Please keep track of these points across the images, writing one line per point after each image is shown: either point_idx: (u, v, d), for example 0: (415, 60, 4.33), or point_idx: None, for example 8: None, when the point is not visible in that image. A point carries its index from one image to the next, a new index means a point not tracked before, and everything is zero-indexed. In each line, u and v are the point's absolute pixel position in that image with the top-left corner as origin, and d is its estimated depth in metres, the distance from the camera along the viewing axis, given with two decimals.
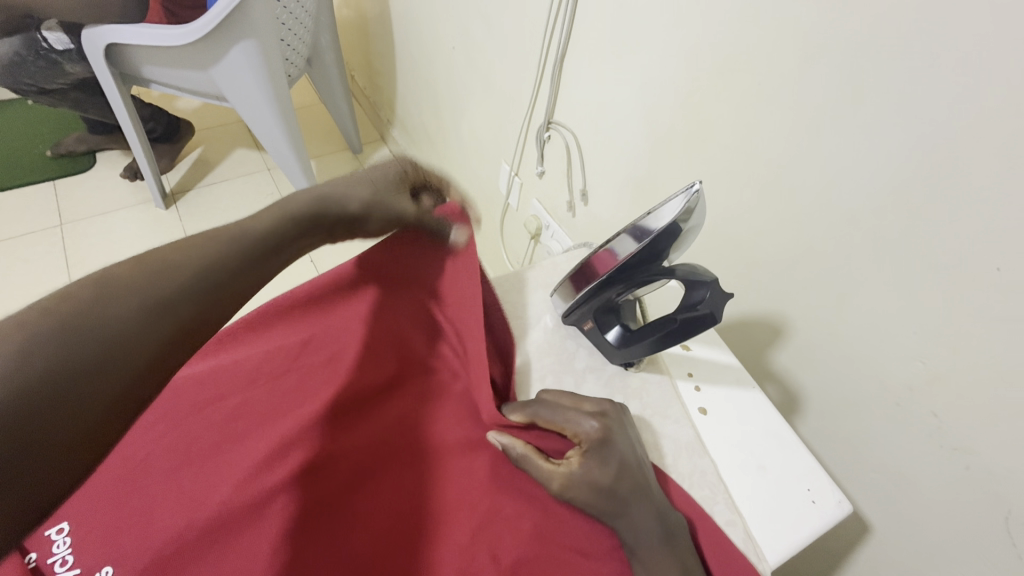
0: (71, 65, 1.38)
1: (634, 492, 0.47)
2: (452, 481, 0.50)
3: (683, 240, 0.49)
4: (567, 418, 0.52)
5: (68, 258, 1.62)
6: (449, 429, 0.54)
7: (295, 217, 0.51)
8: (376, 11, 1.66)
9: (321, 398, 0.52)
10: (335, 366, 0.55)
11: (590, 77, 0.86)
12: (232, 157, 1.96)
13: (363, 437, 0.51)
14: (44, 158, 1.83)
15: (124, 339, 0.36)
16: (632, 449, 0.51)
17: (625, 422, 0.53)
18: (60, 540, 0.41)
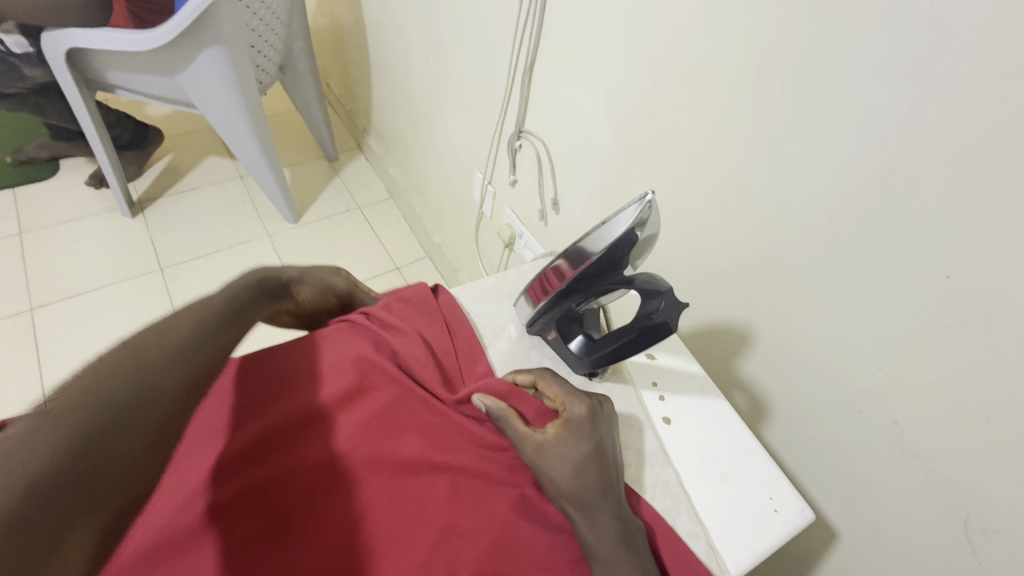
0: (30, 69, 1.33)
1: (601, 490, 0.48)
2: (408, 497, 0.48)
3: (641, 249, 0.48)
4: (559, 394, 0.55)
5: (27, 268, 1.56)
6: (408, 442, 0.52)
7: (252, 283, 0.58)
8: (351, 19, 1.66)
9: (275, 413, 0.50)
10: (290, 383, 0.53)
11: (559, 86, 0.86)
12: (203, 165, 1.92)
13: (319, 452, 0.49)
14: (4, 165, 1.76)
15: (156, 375, 0.40)
16: (611, 445, 0.52)
17: (609, 419, 0.54)
18: None
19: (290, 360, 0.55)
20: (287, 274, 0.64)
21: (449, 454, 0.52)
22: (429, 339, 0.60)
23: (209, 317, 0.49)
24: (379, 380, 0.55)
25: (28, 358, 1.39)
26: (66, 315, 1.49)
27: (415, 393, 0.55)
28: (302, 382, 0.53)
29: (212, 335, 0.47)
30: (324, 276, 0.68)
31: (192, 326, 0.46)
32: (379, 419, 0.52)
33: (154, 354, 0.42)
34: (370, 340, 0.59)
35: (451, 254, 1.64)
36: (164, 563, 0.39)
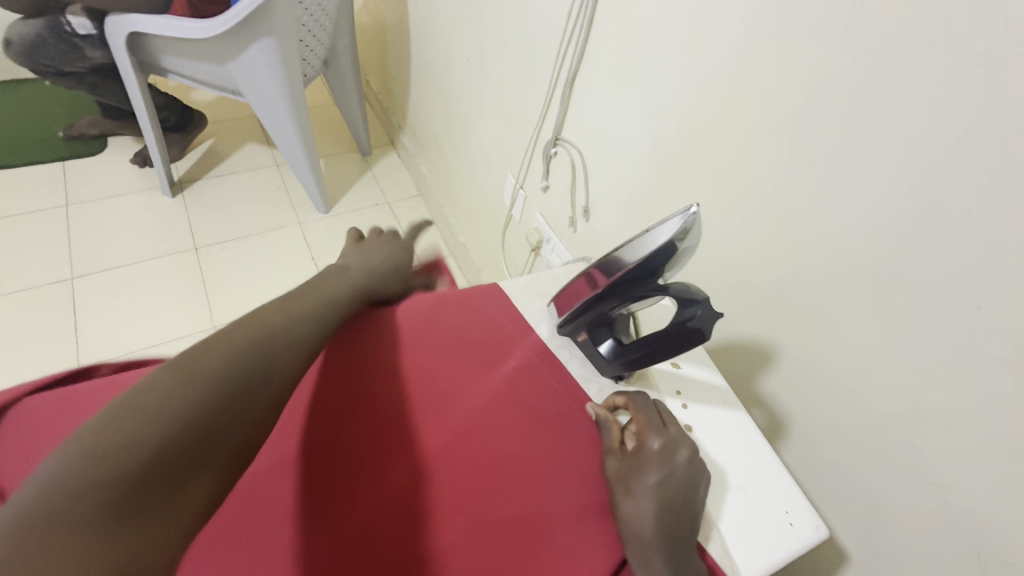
0: (91, 51, 1.39)
1: (667, 535, 0.48)
2: (441, 478, 0.52)
3: (678, 259, 0.50)
4: (645, 420, 0.56)
5: (71, 239, 1.63)
6: (444, 428, 0.55)
7: (352, 286, 0.63)
8: (396, 19, 1.70)
9: (332, 386, 0.56)
10: (355, 360, 0.58)
11: (601, 97, 0.88)
12: (242, 151, 1.98)
13: (366, 433, 0.53)
14: (56, 139, 1.84)
15: (271, 362, 0.47)
16: (690, 485, 0.52)
17: (694, 456, 0.54)
18: None
19: (357, 339, 0.60)
20: (371, 270, 0.70)
21: (488, 442, 0.56)
22: (490, 332, 0.66)
23: (320, 305, 0.57)
24: (468, 390, 0.59)
25: (67, 325, 1.45)
26: (104, 286, 1.55)
27: (464, 385, 0.60)
28: (365, 361, 0.59)
29: (319, 321, 0.55)
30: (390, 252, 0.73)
31: (305, 317, 0.54)
32: (426, 407, 0.57)
33: (273, 336, 0.49)
34: (436, 329, 0.64)
35: (475, 255, 1.67)
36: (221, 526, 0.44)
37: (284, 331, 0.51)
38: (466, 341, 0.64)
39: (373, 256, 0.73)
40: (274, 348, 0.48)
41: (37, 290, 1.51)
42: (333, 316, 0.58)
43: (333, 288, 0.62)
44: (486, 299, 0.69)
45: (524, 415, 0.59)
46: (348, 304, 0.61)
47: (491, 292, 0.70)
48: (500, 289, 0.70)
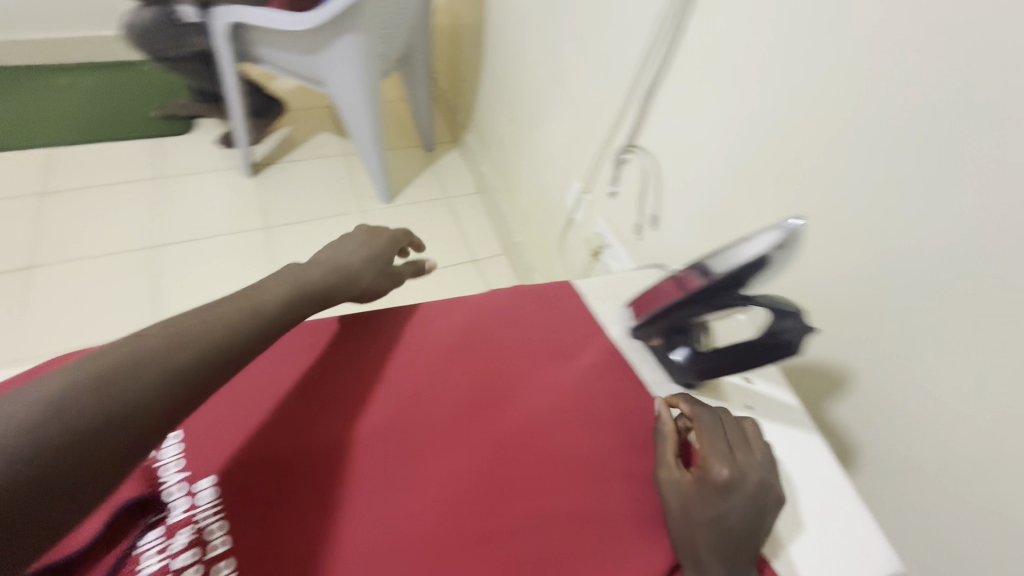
0: (195, 38, 1.51)
1: (721, 571, 0.46)
2: (486, 473, 0.51)
3: (773, 270, 0.49)
4: (713, 445, 0.51)
5: (159, 210, 1.76)
6: (499, 423, 0.54)
7: (318, 284, 0.59)
8: (471, 20, 1.74)
9: (396, 374, 0.57)
10: (416, 349, 0.59)
11: (684, 105, 0.88)
12: (315, 139, 2.08)
13: (418, 419, 0.53)
14: (151, 118, 1.99)
15: (190, 364, 0.44)
16: (759, 521, 0.48)
17: (765, 488, 0.49)
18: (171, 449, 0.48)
19: (423, 329, 0.61)
20: (340, 263, 0.64)
21: (539, 443, 0.53)
22: (565, 327, 0.62)
23: (278, 300, 0.54)
24: (525, 388, 0.57)
25: (151, 290, 1.57)
26: (185, 256, 1.67)
27: (524, 380, 0.58)
28: (425, 350, 0.59)
29: (269, 317, 0.52)
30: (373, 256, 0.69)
31: (247, 311, 0.50)
32: (478, 400, 0.56)
33: (203, 336, 0.46)
34: (505, 320, 0.62)
35: (531, 255, 1.69)
36: (258, 497, 0.46)
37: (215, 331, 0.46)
38: (541, 328, 0.62)
39: (346, 247, 0.66)
40: (198, 348, 0.45)
41: (127, 255, 1.64)
42: (289, 310, 0.54)
43: (296, 281, 0.57)
44: (563, 296, 0.65)
45: (590, 416, 0.56)
46: (301, 301, 0.56)
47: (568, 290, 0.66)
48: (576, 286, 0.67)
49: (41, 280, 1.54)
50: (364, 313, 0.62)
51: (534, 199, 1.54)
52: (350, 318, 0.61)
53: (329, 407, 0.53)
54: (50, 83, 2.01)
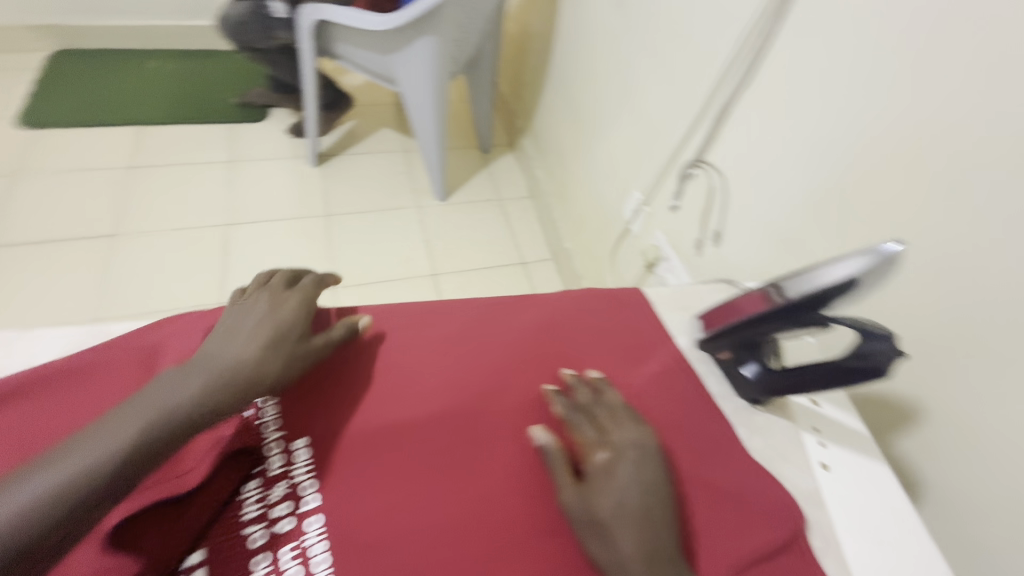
0: (282, 33, 1.58)
1: (646, 556, 0.43)
2: (528, 472, 0.52)
3: (861, 293, 0.48)
4: (583, 434, 0.51)
5: (232, 191, 1.87)
6: (551, 426, 0.55)
7: (243, 356, 0.49)
8: (540, 28, 1.77)
9: (454, 365, 0.58)
10: (473, 343, 0.61)
11: (762, 126, 0.88)
12: (378, 135, 2.16)
13: (468, 412, 0.55)
14: (230, 104, 2.11)
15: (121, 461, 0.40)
16: (659, 490, 0.47)
17: (645, 456, 0.49)
18: (269, 409, 0.53)
19: (484, 322, 0.63)
20: (257, 341, 0.51)
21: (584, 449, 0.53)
22: (627, 333, 0.62)
23: (210, 376, 0.47)
24: (581, 391, 0.57)
25: (219, 265, 1.67)
26: (251, 236, 1.76)
27: (574, 385, 0.58)
28: (482, 345, 0.60)
29: (203, 397, 0.45)
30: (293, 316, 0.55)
31: (176, 391, 0.45)
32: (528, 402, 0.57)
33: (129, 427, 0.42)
34: (567, 322, 0.63)
35: (580, 263, 1.71)
36: (325, 468, 0.50)
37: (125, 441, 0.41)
38: (617, 331, 0.62)
39: (261, 316, 0.54)
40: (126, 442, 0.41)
41: (201, 231, 1.75)
42: (235, 382, 0.47)
43: (220, 355, 0.49)
44: (628, 300, 0.66)
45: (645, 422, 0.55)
46: (227, 396, 0.47)
47: (635, 295, 0.67)
48: (642, 292, 0.67)
49: (123, 247, 1.66)
50: (442, 304, 0.65)
51: (590, 207, 1.56)
52: (437, 306, 0.65)
53: (412, 386, 0.56)
54: (144, 66, 2.17)
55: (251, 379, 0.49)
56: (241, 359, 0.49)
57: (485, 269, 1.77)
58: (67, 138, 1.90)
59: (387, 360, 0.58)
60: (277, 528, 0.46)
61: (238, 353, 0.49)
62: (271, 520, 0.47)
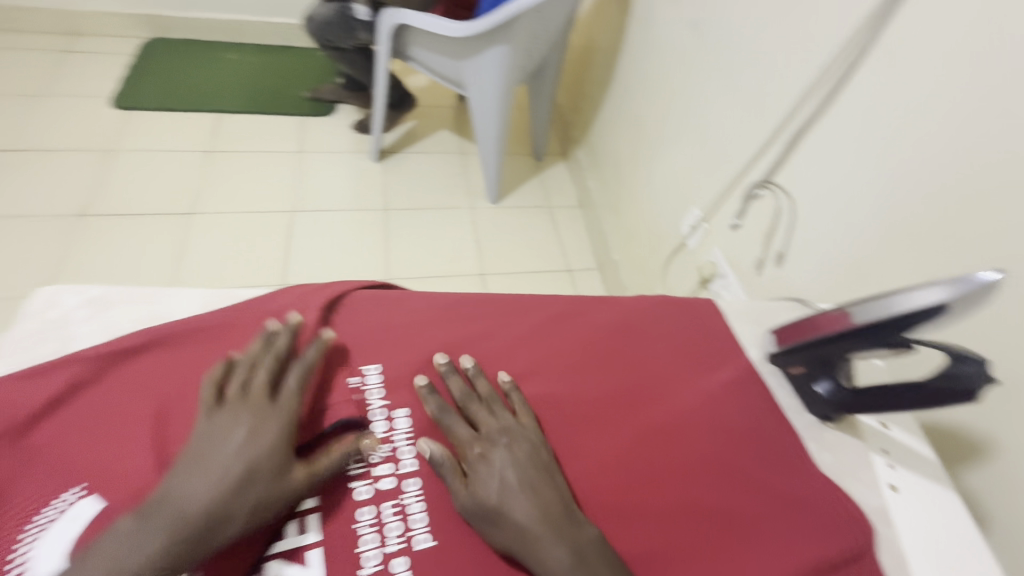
0: (363, 34, 1.68)
1: (544, 521, 0.47)
2: (604, 462, 0.55)
3: (952, 318, 0.49)
4: (456, 432, 0.53)
5: (298, 180, 1.97)
6: (626, 421, 0.58)
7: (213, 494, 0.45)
8: (607, 42, 1.80)
9: (537, 353, 0.62)
10: (556, 335, 0.64)
11: (842, 152, 0.89)
12: (437, 136, 2.24)
13: (551, 399, 0.58)
14: (301, 98, 2.23)
15: None
16: (536, 463, 0.52)
17: (516, 439, 0.53)
18: (373, 378, 0.58)
19: (565, 316, 0.66)
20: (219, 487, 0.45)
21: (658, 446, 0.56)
22: (702, 341, 0.65)
23: (181, 516, 0.43)
24: (657, 390, 0.60)
25: (283, 249, 1.76)
26: (314, 223, 1.85)
27: (648, 385, 0.61)
28: (564, 338, 0.63)
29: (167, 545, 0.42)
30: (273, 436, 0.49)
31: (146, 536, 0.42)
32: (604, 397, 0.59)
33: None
34: (644, 325, 0.66)
35: (627, 274, 1.73)
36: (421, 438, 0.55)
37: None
38: (693, 337, 0.65)
39: (231, 450, 0.47)
40: None
41: (269, 215, 1.84)
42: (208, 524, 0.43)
43: (192, 492, 0.44)
44: (701, 310, 0.68)
45: (715, 425, 0.58)
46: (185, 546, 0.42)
47: (707, 305, 0.69)
48: (714, 303, 0.70)
49: (196, 226, 1.77)
50: (523, 297, 0.68)
51: (644, 220, 1.58)
52: (520, 299, 0.68)
53: (499, 367, 0.60)
54: (224, 59, 2.31)
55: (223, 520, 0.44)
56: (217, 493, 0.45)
57: (533, 273, 1.81)
58: (152, 121, 2.03)
59: (476, 344, 0.62)
60: (380, 485, 0.51)
61: (208, 489, 0.45)
62: (375, 478, 0.51)
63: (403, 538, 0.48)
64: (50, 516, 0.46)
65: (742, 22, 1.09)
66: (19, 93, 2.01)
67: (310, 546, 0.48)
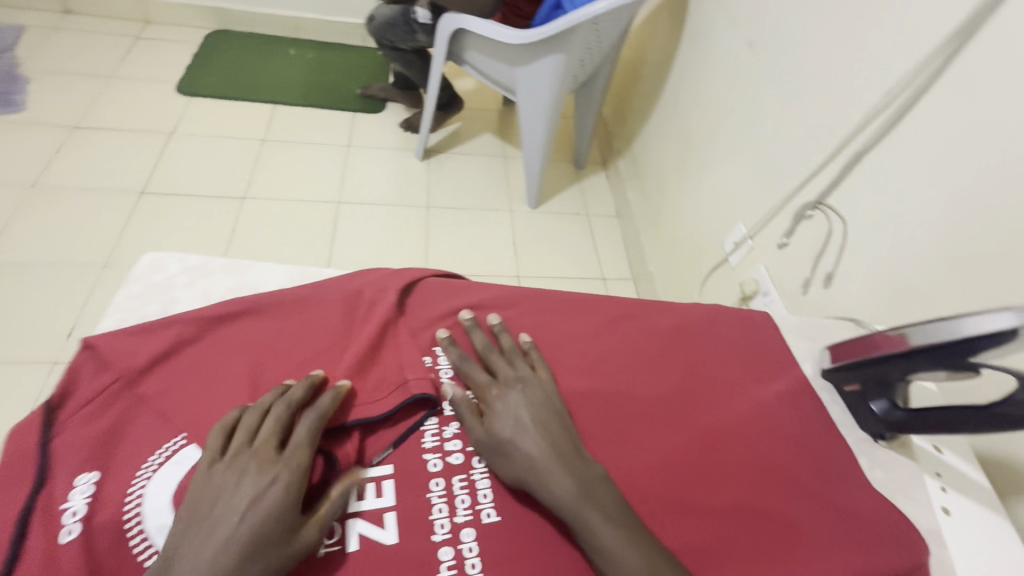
0: (422, 36, 1.74)
1: (552, 456, 0.51)
2: (661, 457, 0.57)
3: (1015, 346, 0.49)
4: (476, 378, 0.58)
5: (346, 172, 2.03)
6: (683, 420, 0.59)
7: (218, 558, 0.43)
8: (657, 57, 1.83)
9: (599, 350, 0.64)
10: (616, 333, 0.66)
11: (902, 179, 0.89)
12: (481, 138, 2.29)
13: (612, 394, 0.60)
14: (353, 94, 2.30)
15: None
16: (549, 407, 0.56)
17: (530, 386, 0.57)
18: (444, 359, 0.62)
19: (625, 317, 0.68)
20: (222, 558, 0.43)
21: (712, 446, 0.58)
22: (758, 352, 0.67)
23: None
24: (712, 395, 0.62)
25: (328, 237, 1.82)
26: (359, 215, 1.91)
27: (702, 388, 0.62)
28: (624, 337, 0.66)
29: None
30: (278, 496, 0.46)
31: None
32: (661, 395, 0.61)
33: None
34: (702, 331, 0.68)
35: (662, 286, 1.74)
36: None
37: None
38: (749, 347, 0.67)
39: (235, 516, 0.45)
40: None
41: (317, 205, 1.91)
42: None
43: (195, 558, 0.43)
44: (757, 321, 0.70)
45: (768, 434, 0.59)
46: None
47: (761, 317, 0.71)
48: (769, 315, 0.72)
49: (249, 209, 1.85)
50: (584, 297, 0.71)
51: (685, 234, 1.59)
52: (581, 297, 0.71)
53: (562, 360, 0.63)
54: (284, 53, 2.41)
55: None
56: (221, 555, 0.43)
57: (569, 278, 1.83)
58: (214, 107, 2.13)
59: (538, 335, 0.65)
60: (450, 459, 0.54)
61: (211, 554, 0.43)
62: (445, 453, 0.54)
63: (471, 511, 0.51)
64: (161, 459, 0.50)
65: (803, 45, 1.10)
66: (96, 74, 2.14)
67: (386, 510, 0.50)
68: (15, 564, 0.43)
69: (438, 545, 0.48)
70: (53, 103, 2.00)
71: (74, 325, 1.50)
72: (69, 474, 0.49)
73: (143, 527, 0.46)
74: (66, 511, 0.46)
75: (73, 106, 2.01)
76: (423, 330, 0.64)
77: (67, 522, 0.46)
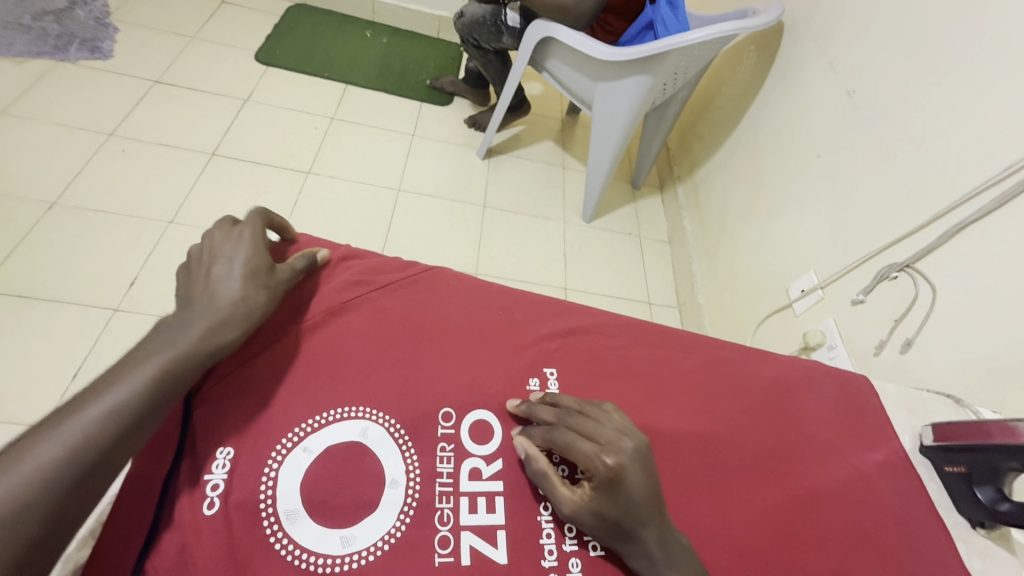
0: (507, 38, 1.77)
1: (655, 524, 0.50)
2: (772, 530, 0.55)
3: None
4: (581, 449, 0.53)
5: (407, 161, 2.05)
6: (791, 489, 0.58)
7: (239, 294, 0.57)
8: (736, 91, 1.81)
9: (703, 406, 0.63)
10: (722, 390, 0.65)
11: (1005, 257, 0.87)
12: (542, 144, 2.29)
13: (722, 453, 0.59)
14: (423, 85, 2.32)
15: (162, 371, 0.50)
16: (654, 476, 0.53)
17: (637, 452, 0.53)
18: (551, 379, 0.63)
19: (725, 372, 0.66)
20: (225, 308, 0.56)
21: (817, 518, 0.56)
22: (854, 418, 0.66)
23: (227, 315, 0.55)
24: (811, 460, 0.61)
25: (383, 222, 1.84)
26: (415, 205, 1.92)
27: (801, 453, 0.61)
28: (728, 395, 0.64)
29: (223, 316, 0.55)
30: (250, 252, 0.60)
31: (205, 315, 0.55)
32: (766, 461, 0.60)
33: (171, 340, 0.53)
34: (803, 392, 0.67)
35: (711, 321, 1.72)
36: None
37: (78, 435, 0.45)
38: (842, 410, 0.66)
39: (227, 293, 0.56)
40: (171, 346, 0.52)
41: (377, 189, 1.93)
42: (239, 306, 0.56)
43: (222, 298, 0.56)
44: (851, 383, 0.69)
45: (865, 505, 0.58)
46: (152, 405, 0.49)
47: (855, 380, 0.70)
48: (865, 380, 0.71)
49: (311, 185, 1.87)
50: (683, 335, 0.70)
51: (745, 272, 1.57)
52: (681, 335, 0.70)
53: (665, 398, 0.63)
54: (360, 35, 2.44)
55: (250, 305, 0.57)
56: (242, 292, 0.57)
57: (616, 298, 1.83)
58: (287, 80, 2.16)
59: (641, 369, 0.65)
60: None
61: (234, 292, 0.57)
62: None
63: (576, 540, 0.54)
64: (288, 445, 0.53)
65: (908, 105, 1.08)
66: (178, 31, 2.18)
67: (497, 527, 0.53)
68: (162, 529, 0.49)
69: (545, 569, 0.52)
70: (138, 55, 2.06)
71: (136, 275, 1.53)
72: (210, 446, 0.53)
73: (274, 511, 0.50)
74: (208, 482, 0.50)
75: (154, 61, 2.05)
76: (532, 346, 0.65)
77: (209, 494, 0.50)
